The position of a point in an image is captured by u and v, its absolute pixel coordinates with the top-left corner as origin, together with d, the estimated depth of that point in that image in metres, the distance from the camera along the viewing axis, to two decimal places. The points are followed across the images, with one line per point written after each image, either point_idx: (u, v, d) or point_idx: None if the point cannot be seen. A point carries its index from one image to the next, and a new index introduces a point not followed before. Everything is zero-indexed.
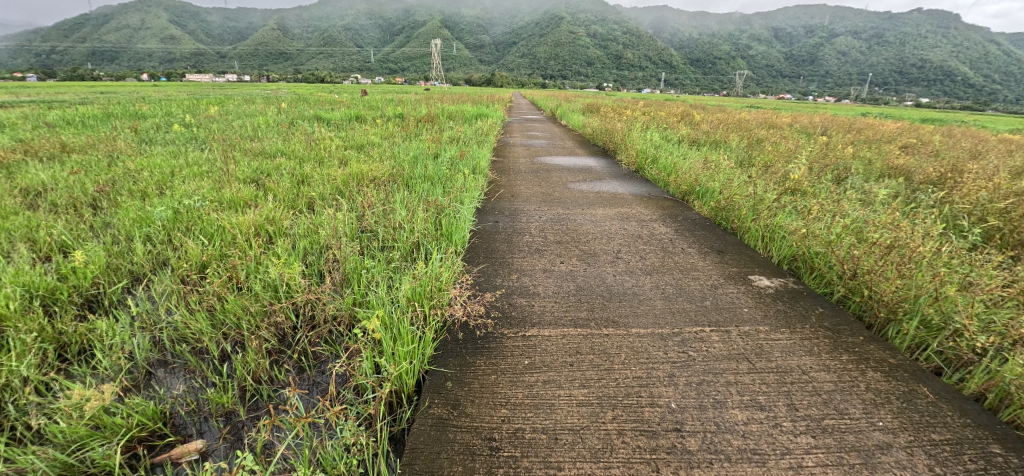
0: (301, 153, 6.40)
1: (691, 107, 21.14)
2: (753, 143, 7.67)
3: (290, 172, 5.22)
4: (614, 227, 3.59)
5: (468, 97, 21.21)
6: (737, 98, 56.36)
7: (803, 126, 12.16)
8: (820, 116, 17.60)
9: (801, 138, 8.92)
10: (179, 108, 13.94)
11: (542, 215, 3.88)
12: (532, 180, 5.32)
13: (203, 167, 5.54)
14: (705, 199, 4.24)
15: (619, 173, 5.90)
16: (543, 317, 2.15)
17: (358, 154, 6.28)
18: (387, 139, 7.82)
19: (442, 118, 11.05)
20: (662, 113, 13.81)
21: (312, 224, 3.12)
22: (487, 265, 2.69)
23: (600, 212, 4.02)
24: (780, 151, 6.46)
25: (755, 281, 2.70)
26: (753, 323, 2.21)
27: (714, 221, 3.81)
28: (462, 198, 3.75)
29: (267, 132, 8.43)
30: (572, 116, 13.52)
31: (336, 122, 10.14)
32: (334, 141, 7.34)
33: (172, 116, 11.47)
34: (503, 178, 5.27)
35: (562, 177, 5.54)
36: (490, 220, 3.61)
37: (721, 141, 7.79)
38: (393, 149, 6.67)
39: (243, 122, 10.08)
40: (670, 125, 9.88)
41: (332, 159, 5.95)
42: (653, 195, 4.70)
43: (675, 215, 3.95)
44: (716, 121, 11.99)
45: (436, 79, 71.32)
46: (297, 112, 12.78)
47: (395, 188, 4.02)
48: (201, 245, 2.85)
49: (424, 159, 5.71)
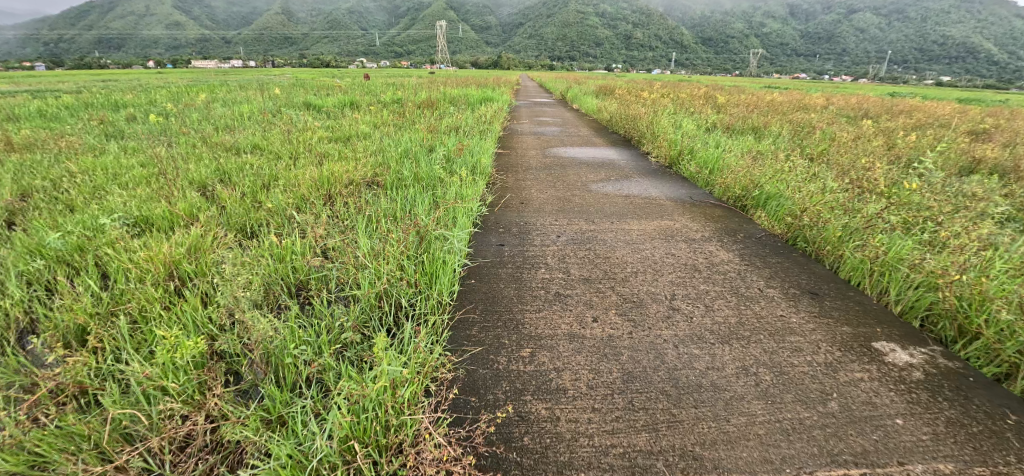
0: (276, 148, 5.50)
1: (712, 88, 19.79)
2: (799, 132, 6.64)
3: (255, 173, 4.36)
4: (658, 252, 2.69)
5: (474, 80, 20.23)
6: (752, 80, 54.37)
7: (842, 109, 10.97)
8: (851, 97, 16.41)
9: (848, 124, 7.86)
10: (163, 97, 13.04)
11: (561, 232, 2.98)
12: (545, 179, 4.41)
13: (157, 166, 4.70)
14: (768, 210, 3.30)
15: (646, 167, 4.98)
16: (576, 454, 1.30)
17: (339, 149, 5.38)
18: (378, 130, 6.89)
19: (442, 103, 10.04)
20: (685, 95, 12.73)
21: (249, 261, 2.28)
22: (487, 333, 1.83)
23: (635, 226, 3.11)
24: (836, 145, 5.48)
25: (886, 353, 1.81)
26: (924, 457, 1.34)
27: (787, 241, 2.89)
28: (458, 214, 2.86)
29: (246, 123, 7.55)
30: (586, 99, 12.48)
31: (327, 110, 9.22)
32: (317, 133, 6.44)
33: (153, 106, 10.63)
34: (510, 178, 4.39)
35: (580, 174, 4.65)
36: (493, 243, 2.73)
37: (760, 129, 6.76)
38: (383, 142, 5.75)
39: (226, 111, 9.20)
40: (696, 108, 8.84)
41: (309, 155, 5.07)
42: (696, 200, 3.77)
43: (734, 232, 3.03)
44: (744, 104, 10.92)
45: (441, 61, 69.67)
46: (287, 99, 11.85)
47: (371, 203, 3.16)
48: (84, 298, 2.02)
49: (416, 154, 4.81)
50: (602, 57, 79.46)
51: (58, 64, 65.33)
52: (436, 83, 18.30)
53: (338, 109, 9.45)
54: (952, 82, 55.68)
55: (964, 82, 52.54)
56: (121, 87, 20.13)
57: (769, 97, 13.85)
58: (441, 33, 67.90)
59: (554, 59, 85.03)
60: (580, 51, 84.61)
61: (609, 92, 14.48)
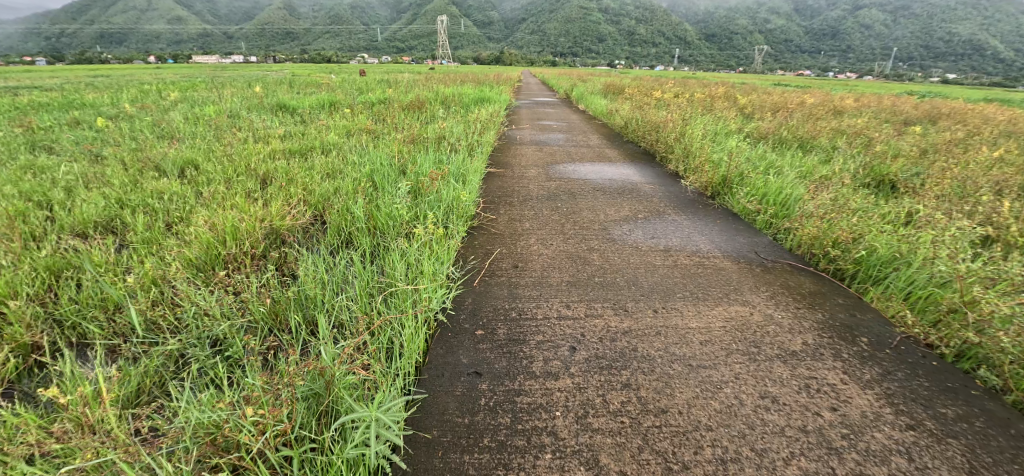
0: (210, 167, 4.35)
1: (727, 86, 18.48)
2: (856, 146, 5.47)
3: (158, 211, 3.22)
4: (750, 391, 1.57)
5: (473, 78, 19.17)
6: (757, 79, 53.25)
7: (881, 113, 9.81)
8: (876, 97, 15.25)
9: (904, 135, 6.68)
10: (129, 96, 11.85)
11: (579, 332, 1.86)
12: (550, 216, 3.27)
13: (41, 197, 3.56)
14: (890, 293, 2.18)
15: (680, 194, 3.83)
16: None
17: (287, 169, 4.23)
18: (349, 140, 5.72)
19: (432, 106, 8.85)
20: (702, 95, 11.59)
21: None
22: None
23: (692, 318, 1.99)
24: (917, 168, 4.33)
25: None
26: None
27: (947, 364, 1.78)
28: (408, 319, 1.75)
29: (197, 130, 6.42)
30: (593, 99, 11.34)
31: (300, 113, 8.08)
32: (274, 144, 5.33)
33: (109, 107, 9.42)
34: (502, 215, 3.24)
35: (596, 206, 3.49)
36: (462, 374, 1.59)
37: (809, 141, 5.61)
38: (348, 157, 4.62)
39: (184, 114, 8.04)
40: (722, 112, 7.67)
41: (248, 179, 3.94)
42: (766, 259, 2.63)
43: (851, 338, 1.92)
44: (772, 106, 9.78)
45: (442, 57, 68.32)
46: (261, 98, 10.61)
47: (281, 286, 2.05)
48: None
49: (382, 179, 3.71)
50: (605, 55, 78.51)
51: (55, 59, 64.17)
52: (433, 80, 17.12)
53: (312, 112, 8.24)
54: (966, 78, 54.20)
55: (978, 80, 51.26)
56: (103, 84, 18.96)
57: (792, 97, 12.66)
58: (443, 27, 66.41)
59: (556, 54, 83.55)
60: (584, 46, 83.05)
61: (617, 92, 13.26)
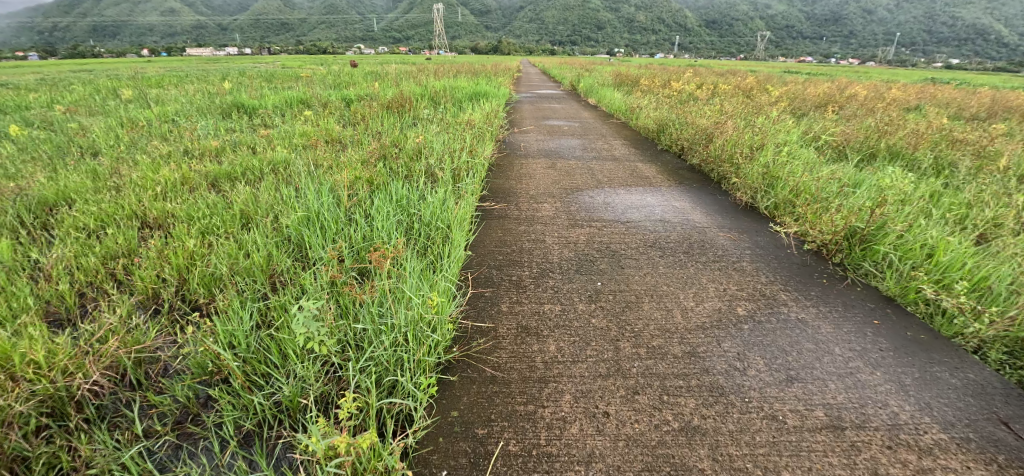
0: (83, 206, 2.99)
1: (744, 76, 16.98)
2: (974, 158, 4.11)
3: None
4: None
5: (470, 68, 17.58)
6: (763, 66, 51.51)
7: (944, 106, 8.40)
8: (913, 85, 13.78)
9: (1009, 138, 5.26)
10: (75, 95, 10.33)
11: None
12: (591, 310, 1.91)
13: None
14: None
15: (782, 255, 2.46)
16: None
17: (187, 212, 2.84)
18: (304, 154, 4.37)
19: (417, 105, 7.37)
20: (730, 86, 10.17)
21: None
22: None
23: None
24: None
25: None
26: None
27: None
28: None
29: (115, 141, 5.02)
30: (607, 92, 9.93)
31: (257, 115, 6.64)
32: (198, 164, 3.97)
33: (38, 110, 7.95)
34: (504, 313, 1.86)
35: (660, 286, 2.12)
36: None
37: (907, 154, 4.25)
38: (287, 187, 3.27)
39: (118, 117, 6.63)
40: (771, 109, 6.29)
41: (117, 233, 2.57)
42: None
43: None
44: (816, 100, 8.39)
45: (439, 47, 66.27)
46: (224, 96, 9.15)
47: None
48: None
49: (318, 236, 2.37)
50: (605, 44, 76.50)
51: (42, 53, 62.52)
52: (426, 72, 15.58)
53: (273, 114, 6.80)
54: (980, 65, 52.46)
55: (994, 65, 49.28)
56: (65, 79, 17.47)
57: (829, 88, 11.20)
58: (439, 17, 64.32)
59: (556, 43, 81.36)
60: (585, 35, 80.88)
61: (629, 84, 11.70)
